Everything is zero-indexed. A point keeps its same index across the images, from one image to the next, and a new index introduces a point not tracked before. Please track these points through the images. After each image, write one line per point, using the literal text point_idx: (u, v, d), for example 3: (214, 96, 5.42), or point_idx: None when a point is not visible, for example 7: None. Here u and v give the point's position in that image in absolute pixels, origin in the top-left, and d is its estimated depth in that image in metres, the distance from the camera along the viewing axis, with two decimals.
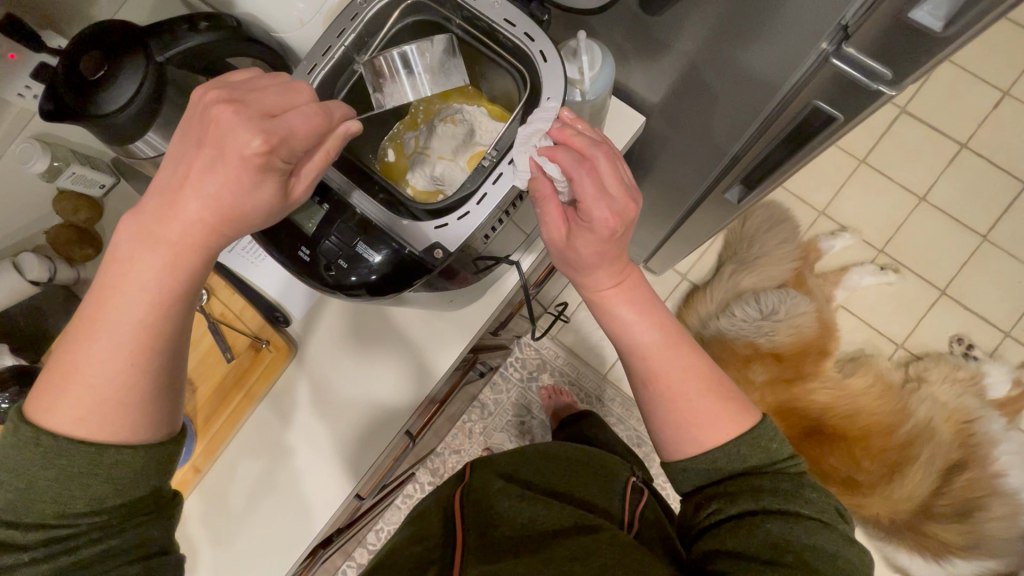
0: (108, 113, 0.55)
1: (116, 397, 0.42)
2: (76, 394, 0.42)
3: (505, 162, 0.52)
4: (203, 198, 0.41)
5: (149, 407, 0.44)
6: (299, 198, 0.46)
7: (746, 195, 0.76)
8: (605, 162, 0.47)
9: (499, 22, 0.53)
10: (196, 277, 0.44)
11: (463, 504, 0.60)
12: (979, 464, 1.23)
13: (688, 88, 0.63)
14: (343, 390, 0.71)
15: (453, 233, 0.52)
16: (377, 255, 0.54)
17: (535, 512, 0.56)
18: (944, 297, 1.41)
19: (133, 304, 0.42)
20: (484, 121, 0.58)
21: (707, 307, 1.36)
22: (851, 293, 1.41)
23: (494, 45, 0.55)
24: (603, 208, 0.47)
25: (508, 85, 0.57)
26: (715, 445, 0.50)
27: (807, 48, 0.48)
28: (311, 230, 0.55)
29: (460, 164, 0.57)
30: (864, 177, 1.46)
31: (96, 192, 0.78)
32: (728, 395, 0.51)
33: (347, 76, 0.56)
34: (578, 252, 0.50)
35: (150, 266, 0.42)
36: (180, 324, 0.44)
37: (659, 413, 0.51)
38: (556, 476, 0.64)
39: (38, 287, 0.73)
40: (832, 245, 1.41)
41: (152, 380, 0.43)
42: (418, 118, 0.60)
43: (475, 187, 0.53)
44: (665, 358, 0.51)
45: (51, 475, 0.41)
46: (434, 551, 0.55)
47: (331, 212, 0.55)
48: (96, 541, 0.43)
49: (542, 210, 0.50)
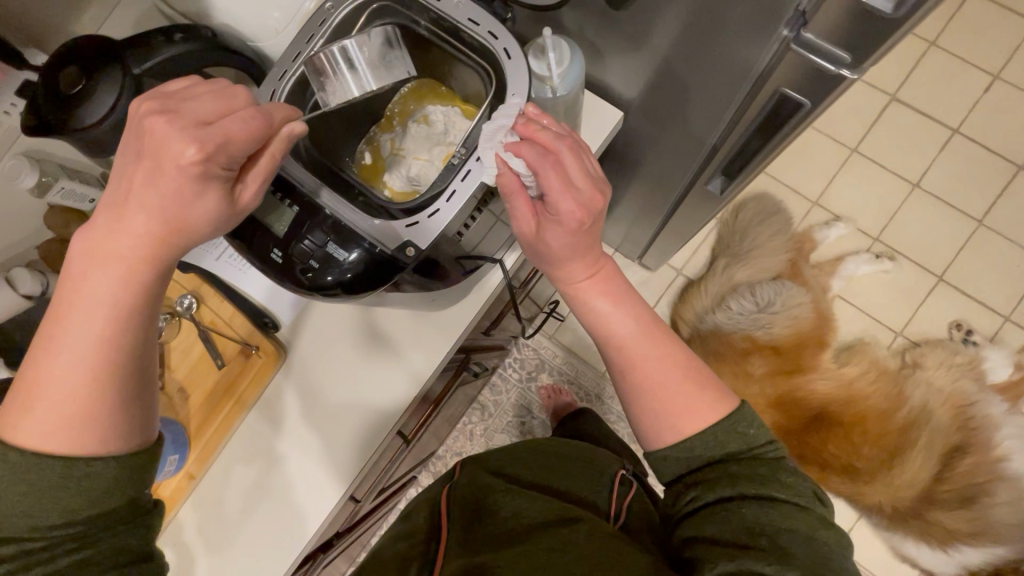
0: (85, 126, 0.56)
1: (80, 410, 0.43)
2: (41, 410, 0.42)
3: (473, 159, 0.52)
4: (149, 207, 0.41)
5: (116, 419, 0.44)
6: (248, 204, 0.46)
7: (729, 185, 0.75)
8: (570, 156, 0.48)
9: (463, 21, 0.53)
10: (152, 289, 0.44)
11: (450, 501, 0.61)
12: (980, 449, 1.22)
13: (661, 81, 0.63)
14: (333, 393, 0.71)
15: (425, 230, 0.52)
16: (351, 254, 0.54)
17: (519, 507, 0.55)
18: (941, 283, 1.40)
19: (90, 319, 0.42)
20: (457, 121, 0.59)
21: (702, 302, 1.37)
22: (848, 283, 1.41)
23: (460, 45, 0.55)
24: (569, 200, 0.48)
25: (477, 84, 0.57)
26: (693, 431, 0.50)
27: (769, 35, 0.48)
28: (282, 232, 0.56)
29: (434, 162, 0.57)
30: (856, 166, 1.46)
31: (86, 206, 0.78)
32: (703, 382, 0.51)
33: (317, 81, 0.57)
34: (548, 245, 0.50)
35: (103, 280, 0.42)
36: (142, 336, 0.45)
37: (637, 403, 0.52)
38: (544, 470, 0.65)
39: (32, 301, 0.73)
40: (826, 235, 1.42)
41: (116, 392, 0.44)
42: (393, 120, 0.61)
43: (445, 184, 0.53)
44: (640, 348, 0.51)
45: (23, 490, 0.41)
46: (418, 547, 0.57)
47: (303, 214, 0.55)
48: (70, 552, 0.43)
49: (511, 204, 0.50)
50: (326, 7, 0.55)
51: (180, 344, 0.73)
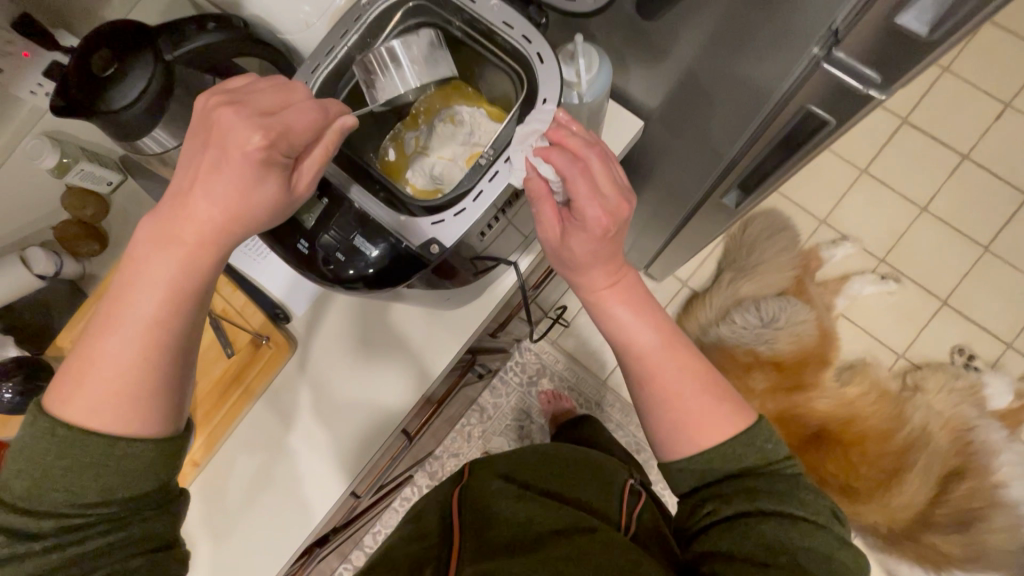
0: (116, 108, 0.56)
1: (127, 390, 0.43)
2: (91, 387, 0.42)
3: (501, 161, 0.52)
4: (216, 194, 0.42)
5: (160, 400, 0.44)
6: (303, 192, 0.47)
7: (744, 200, 0.77)
8: (597, 163, 0.48)
9: (498, 24, 0.53)
10: (210, 275, 0.45)
11: (462, 506, 0.61)
12: (977, 474, 1.24)
13: (686, 93, 0.64)
14: (343, 386, 0.71)
15: (449, 229, 0.53)
16: (374, 250, 0.54)
17: (531, 513, 0.57)
18: (945, 307, 1.41)
19: (147, 299, 0.43)
20: (483, 123, 0.59)
21: (706, 314, 1.40)
22: (852, 303, 1.42)
23: (493, 48, 0.55)
24: (595, 206, 0.48)
25: (508, 87, 0.58)
26: (711, 446, 0.50)
27: (799, 53, 0.48)
28: (310, 223, 0.55)
29: (458, 163, 0.58)
30: (866, 187, 1.47)
31: (104, 188, 0.78)
32: (722, 396, 0.51)
33: (347, 77, 0.57)
34: (572, 251, 0.51)
35: (164, 263, 0.43)
36: (193, 320, 0.45)
37: (655, 414, 0.52)
38: (554, 478, 0.65)
39: (45, 280, 0.73)
40: (832, 254, 1.43)
41: (163, 374, 0.44)
42: (418, 118, 0.61)
43: (471, 185, 0.54)
44: (662, 359, 0.52)
45: (66, 463, 0.41)
46: (431, 550, 0.57)
47: (330, 206, 0.55)
48: (103, 533, 0.43)
49: (536, 209, 0.51)
50: (362, 3, 0.55)
51: None
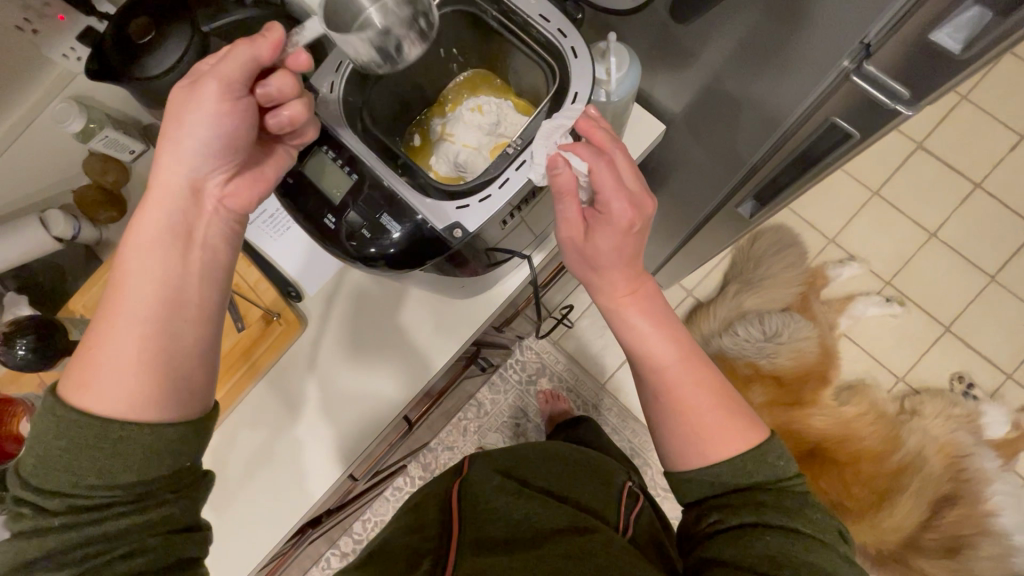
0: (151, 75, 0.57)
1: (113, 362, 0.45)
2: (87, 365, 0.45)
3: (529, 151, 0.53)
4: (199, 151, 0.49)
5: (138, 370, 0.45)
6: (207, 90, 0.47)
7: (758, 211, 0.78)
8: (624, 162, 0.51)
9: (534, 16, 0.54)
10: (179, 237, 0.49)
11: (461, 499, 0.61)
12: (968, 502, 1.26)
13: (711, 98, 0.64)
14: (353, 367, 0.72)
15: (474, 214, 0.53)
16: (399, 229, 0.54)
17: (528, 511, 0.59)
18: (947, 334, 1.41)
19: (133, 270, 0.48)
20: (511, 114, 0.60)
21: (709, 324, 1.41)
22: (855, 323, 1.42)
23: (527, 40, 0.56)
24: (620, 199, 0.50)
25: (539, 80, 0.58)
26: (722, 458, 0.50)
27: (828, 66, 0.49)
28: (338, 198, 0.56)
29: (482, 153, 0.58)
30: (876, 209, 1.47)
31: (126, 157, 0.78)
32: (737, 411, 0.52)
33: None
34: (598, 248, 0.52)
35: (146, 235, 0.48)
36: (170, 286, 0.48)
37: (669, 423, 0.53)
38: (554, 478, 0.66)
39: (61, 244, 0.74)
40: (838, 273, 1.44)
41: (140, 343, 0.46)
42: (446, 106, 0.63)
43: (498, 172, 0.54)
44: (678, 372, 0.53)
45: (62, 446, 0.42)
46: (430, 541, 0.57)
47: (360, 182, 0.55)
48: (119, 515, 0.43)
49: (563, 206, 0.51)
50: None
51: None
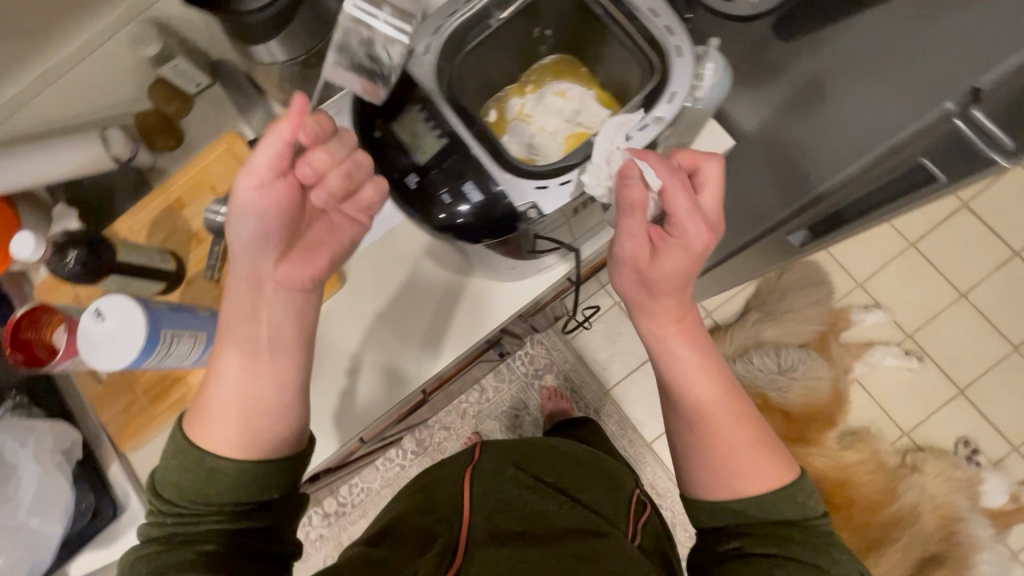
0: (245, 12, 0.57)
1: (216, 415, 0.52)
2: (200, 413, 0.53)
3: (618, 143, 0.53)
4: (254, 242, 0.51)
5: (234, 423, 0.52)
6: (262, 175, 0.48)
7: (811, 241, 0.75)
8: (708, 187, 0.54)
9: (643, 10, 0.54)
10: (270, 294, 0.53)
11: (474, 489, 0.63)
12: (954, 564, 1.28)
13: (801, 111, 0.64)
14: (387, 332, 0.72)
15: (553, 197, 0.53)
16: (477, 199, 0.53)
17: (546, 508, 0.61)
18: (960, 397, 1.40)
19: (232, 339, 0.54)
20: (592, 105, 0.62)
21: (724, 349, 1.41)
22: (869, 371, 1.42)
23: (631, 32, 0.55)
24: (697, 224, 0.53)
25: (635, 76, 0.57)
26: (750, 493, 0.55)
27: (933, 105, 0.51)
28: (421, 159, 0.55)
29: (557, 138, 0.60)
30: (910, 261, 1.46)
31: (190, 88, 0.79)
32: (766, 445, 0.57)
33: (479, 29, 0.56)
34: (663, 266, 0.54)
35: (235, 310, 0.53)
36: (260, 352, 0.54)
37: (699, 457, 0.57)
38: (566, 477, 0.68)
39: (117, 163, 0.74)
40: (861, 319, 1.43)
41: (233, 403, 0.53)
42: (526, 87, 0.64)
43: (582, 158, 0.54)
44: (718, 414, 0.57)
45: (178, 470, 0.51)
46: (443, 524, 0.59)
47: (449, 146, 0.54)
48: (215, 521, 0.50)
49: (629, 221, 0.52)
50: None
51: None
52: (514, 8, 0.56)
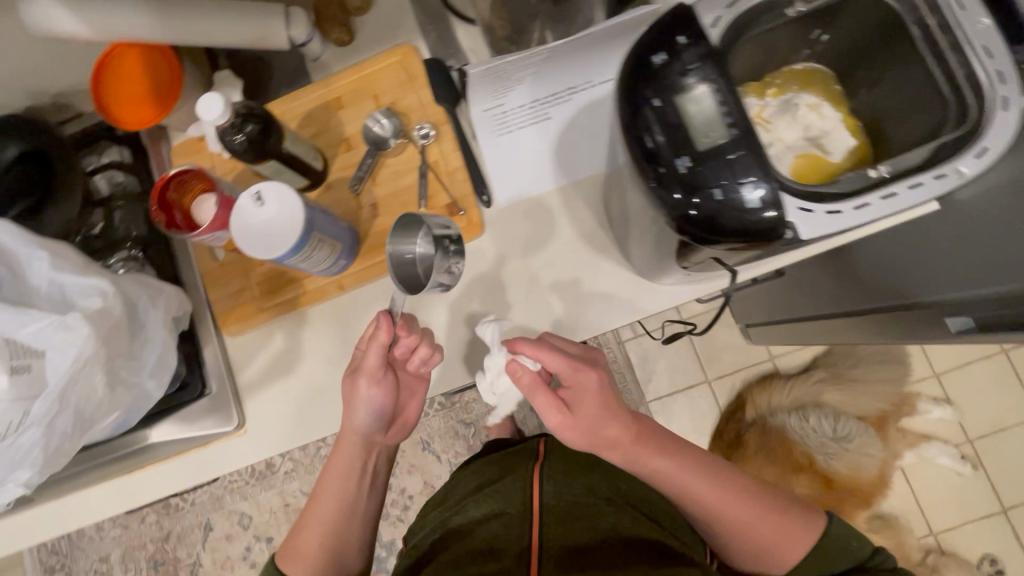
0: None
1: (309, 551, 0.69)
2: (296, 540, 0.70)
3: (906, 185, 0.45)
4: (368, 419, 0.67)
5: (335, 532, 0.70)
6: (371, 367, 0.63)
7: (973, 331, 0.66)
8: (586, 405, 0.58)
9: (975, 46, 0.46)
10: (342, 501, 0.71)
11: (544, 500, 0.69)
12: None
13: None
14: (510, 294, 0.69)
15: (814, 224, 0.43)
16: (764, 205, 0.39)
17: (612, 518, 0.67)
18: (1001, 515, 1.35)
19: (324, 504, 0.71)
20: (840, 132, 0.54)
21: (780, 398, 1.36)
22: (918, 463, 1.37)
23: (944, 70, 0.48)
24: (586, 374, 0.59)
25: (921, 125, 0.50)
26: (795, 558, 0.62)
27: None
28: (709, 141, 0.39)
29: (794, 155, 0.52)
30: (995, 366, 1.40)
31: None
32: (782, 513, 0.64)
33: (770, 16, 0.50)
34: (596, 429, 0.58)
35: (330, 492, 0.71)
36: (341, 514, 0.71)
37: (738, 543, 0.64)
38: (632, 484, 0.74)
39: (290, 45, 0.72)
40: (927, 410, 1.38)
41: (332, 524, 0.71)
42: (768, 89, 0.55)
43: (857, 189, 0.45)
44: (741, 507, 0.63)
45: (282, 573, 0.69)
46: (516, 529, 0.66)
47: (747, 135, 0.39)
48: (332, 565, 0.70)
49: (546, 416, 0.58)
50: None
51: (397, 167, 0.71)
52: (816, 6, 0.50)
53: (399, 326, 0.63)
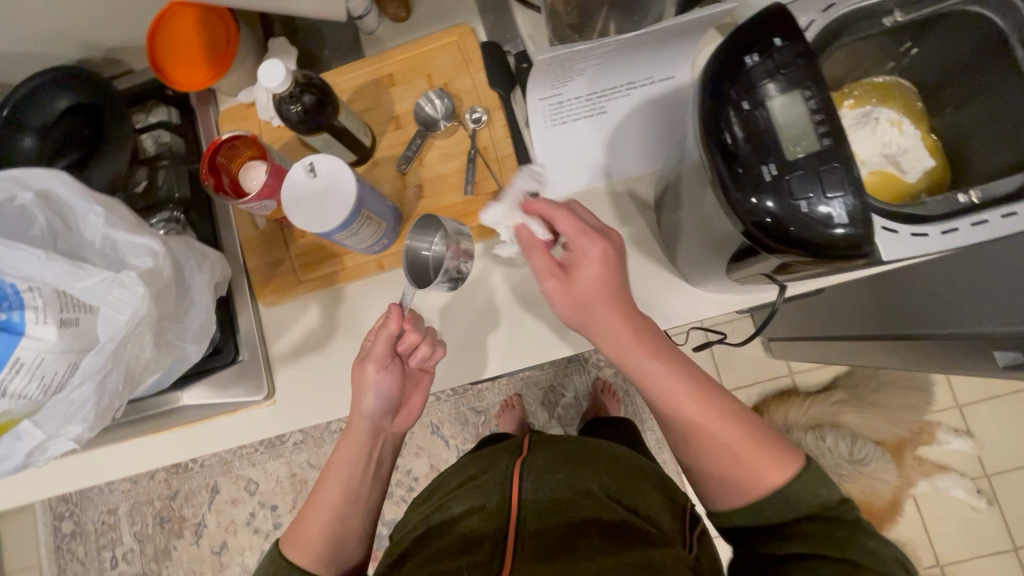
0: None
1: (313, 540, 0.60)
2: (298, 529, 0.61)
3: (995, 214, 0.45)
4: (377, 407, 0.63)
5: (338, 523, 0.62)
6: (382, 352, 0.61)
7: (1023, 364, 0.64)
8: (586, 263, 0.52)
9: None
10: (352, 484, 0.63)
11: (522, 489, 0.58)
12: None
13: None
14: None
15: (900, 245, 0.45)
16: (840, 221, 0.37)
17: (598, 514, 0.56)
18: (1013, 553, 1.32)
19: (329, 488, 0.63)
20: (917, 150, 0.52)
21: (798, 416, 1.33)
22: (931, 493, 1.34)
23: None
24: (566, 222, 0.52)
25: (1003, 155, 0.48)
26: (772, 485, 0.51)
27: None
28: (794, 156, 0.38)
29: (866, 170, 0.52)
30: (1020, 402, 1.37)
31: None
32: (771, 442, 0.53)
33: (867, 24, 0.49)
34: (580, 281, 0.52)
35: (337, 475, 0.63)
36: (346, 500, 0.63)
37: (709, 469, 0.54)
38: (625, 482, 0.62)
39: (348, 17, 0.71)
40: (946, 440, 1.35)
41: (337, 514, 0.62)
42: (846, 101, 0.54)
43: (946, 214, 0.46)
44: (721, 426, 0.53)
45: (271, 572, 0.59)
46: (491, 526, 0.55)
47: (833, 151, 0.38)
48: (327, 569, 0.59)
49: (530, 257, 0.54)
50: None
51: (445, 149, 0.70)
52: (911, 19, 0.49)
53: (405, 319, 0.62)
